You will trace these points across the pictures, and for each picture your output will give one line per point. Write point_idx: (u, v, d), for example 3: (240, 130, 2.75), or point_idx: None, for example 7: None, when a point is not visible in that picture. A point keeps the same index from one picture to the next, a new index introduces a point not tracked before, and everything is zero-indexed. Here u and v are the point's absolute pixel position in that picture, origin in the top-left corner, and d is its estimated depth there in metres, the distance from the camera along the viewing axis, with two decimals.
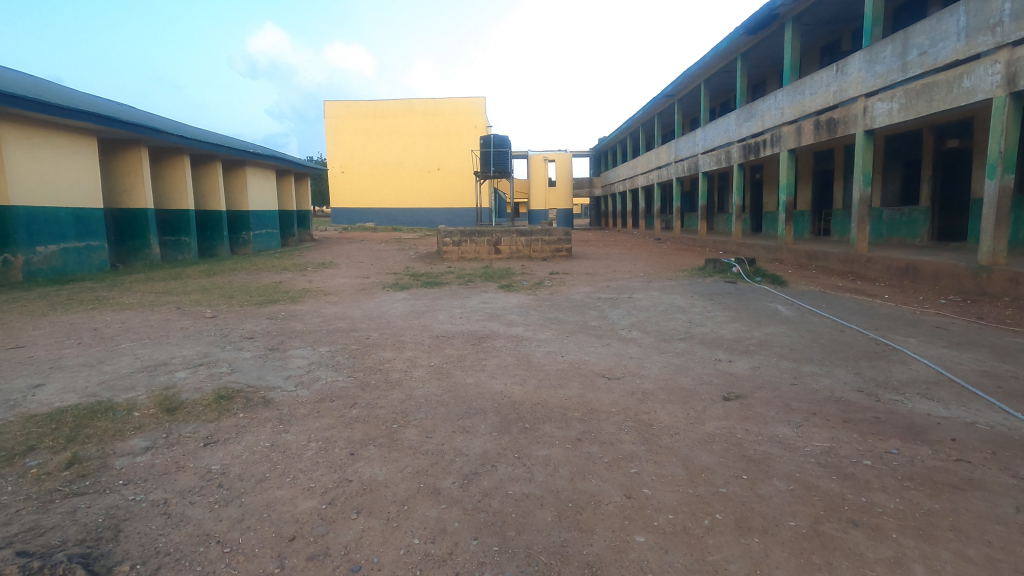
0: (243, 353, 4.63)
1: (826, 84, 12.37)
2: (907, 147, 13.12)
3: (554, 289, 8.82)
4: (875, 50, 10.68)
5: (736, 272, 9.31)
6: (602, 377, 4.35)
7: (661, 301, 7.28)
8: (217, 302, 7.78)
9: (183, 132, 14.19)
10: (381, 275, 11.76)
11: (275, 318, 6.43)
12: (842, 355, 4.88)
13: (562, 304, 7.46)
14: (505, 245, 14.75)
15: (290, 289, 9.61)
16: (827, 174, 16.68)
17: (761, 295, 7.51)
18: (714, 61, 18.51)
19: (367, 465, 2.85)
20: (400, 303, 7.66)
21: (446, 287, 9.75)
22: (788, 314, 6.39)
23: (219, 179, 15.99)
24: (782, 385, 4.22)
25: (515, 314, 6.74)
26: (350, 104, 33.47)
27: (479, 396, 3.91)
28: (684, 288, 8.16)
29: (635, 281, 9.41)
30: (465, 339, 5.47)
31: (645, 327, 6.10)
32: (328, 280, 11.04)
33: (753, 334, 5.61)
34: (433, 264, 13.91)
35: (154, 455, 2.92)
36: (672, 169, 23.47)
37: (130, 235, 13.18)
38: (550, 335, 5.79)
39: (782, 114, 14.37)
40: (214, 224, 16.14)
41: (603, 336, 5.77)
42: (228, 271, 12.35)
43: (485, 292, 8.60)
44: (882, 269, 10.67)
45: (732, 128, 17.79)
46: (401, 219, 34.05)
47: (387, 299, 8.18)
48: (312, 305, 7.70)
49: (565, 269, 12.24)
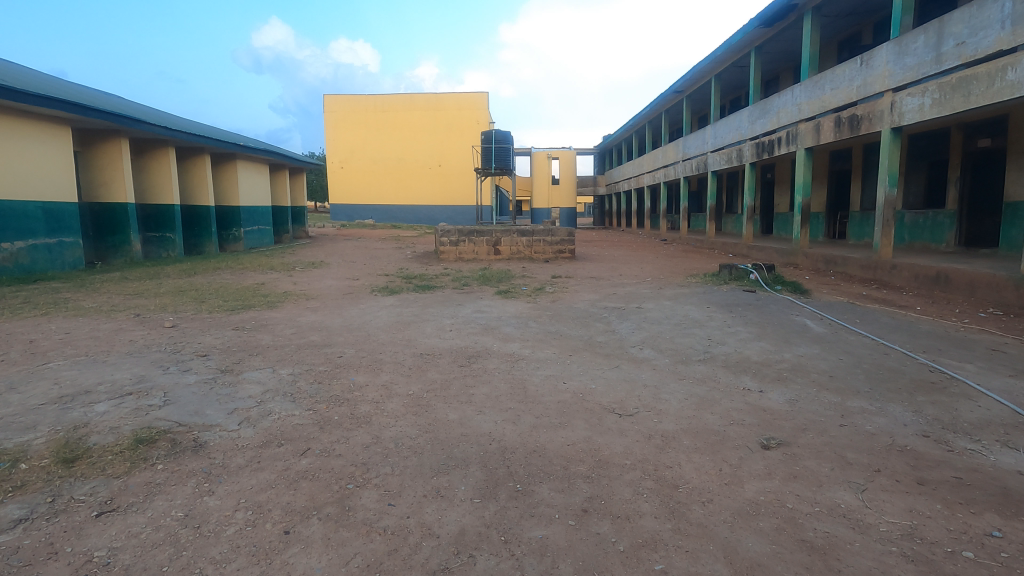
0: (186, 377, 3.91)
1: (849, 77, 11.60)
2: (933, 147, 12.36)
3: (556, 296, 8.08)
4: (905, 41, 9.93)
5: (754, 280, 8.59)
6: (612, 413, 3.63)
7: (675, 314, 6.55)
8: (184, 308, 7.07)
9: (168, 123, 13.47)
10: (372, 277, 11.05)
11: (241, 329, 5.71)
12: (893, 387, 4.15)
13: (565, 315, 6.73)
14: (505, 245, 14.03)
15: (271, 291, 8.90)
16: (844, 175, 15.91)
17: (785, 308, 6.76)
18: (727, 55, 17.72)
19: (303, 553, 2.14)
20: (384, 311, 6.93)
21: (439, 291, 9.04)
22: (819, 331, 5.66)
23: (208, 174, 15.30)
24: (830, 427, 3.49)
25: (513, 327, 6.03)
26: (350, 98, 32.76)
27: (462, 440, 3.19)
28: (699, 297, 7.45)
29: (644, 288, 8.68)
30: (452, 359, 4.74)
31: (659, 346, 5.36)
32: (314, 282, 10.32)
33: (784, 357, 4.89)
34: (428, 265, 13.20)
35: (25, 534, 2.20)
36: (679, 168, 22.68)
37: (109, 231, 12.50)
38: (551, 354, 5.06)
39: (800, 111, 13.59)
40: (202, 220, 15.46)
41: (611, 357, 5.05)
42: (210, 270, 11.65)
43: (481, 299, 7.88)
44: (909, 277, 9.91)
45: (744, 125, 17.01)
46: (401, 216, 33.33)
47: (372, 306, 7.44)
48: (289, 312, 6.98)
49: (568, 273, 11.52)
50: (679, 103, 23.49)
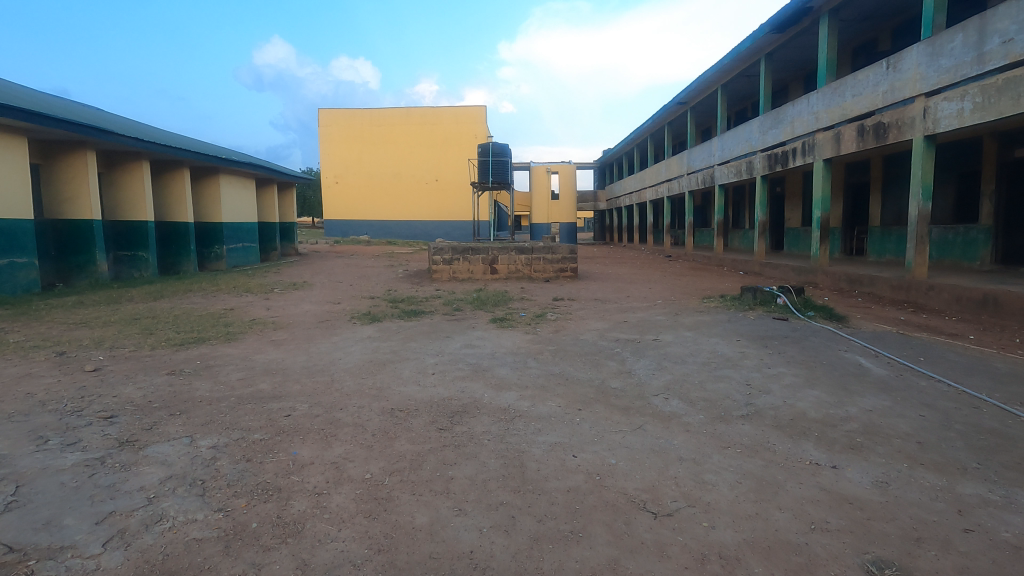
0: (63, 458, 2.89)
1: (873, 82, 10.74)
2: (963, 158, 11.46)
3: (559, 325, 7.07)
4: (939, 41, 9.07)
5: (782, 305, 7.59)
6: (644, 512, 2.61)
7: (700, 350, 5.54)
8: (124, 343, 6.04)
9: (143, 135, 12.63)
10: (355, 300, 10.06)
11: (178, 373, 4.70)
12: (1009, 462, 3.14)
13: (571, 350, 5.72)
14: (502, 263, 13.07)
15: (238, 319, 7.90)
16: (862, 187, 15.03)
17: (828, 341, 5.75)
18: (734, 63, 16.96)
19: None
20: (358, 346, 5.92)
21: (427, 318, 8.04)
22: (882, 374, 4.66)
23: (187, 188, 14.39)
24: (951, 536, 2.48)
25: (508, 368, 5.02)
26: (345, 112, 32.12)
27: (429, 570, 2.17)
28: (725, 327, 6.46)
29: (658, 314, 7.70)
30: (431, 418, 3.73)
31: (688, 395, 4.34)
32: (290, 307, 9.32)
33: (850, 412, 3.88)
34: (419, 285, 12.23)
35: None
36: (684, 182, 21.82)
37: (72, 250, 11.54)
38: (556, 409, 4.03)
39: (817, 119, 12.73)
40: (180, 237, 14.52)
41: (631, 412, 4.02)
42: (179, 293, 10.65)
43: (472, 328, 6.87)
44: (951, 299, 8.94)
45: (754, 136, 16.16)
46: (397, 232, 32.43)
47: (346, 339, 6.43)
48: (247, 347, 5.97)
49: (571, 295, 10.54)
50: (683, 115, 22.73)
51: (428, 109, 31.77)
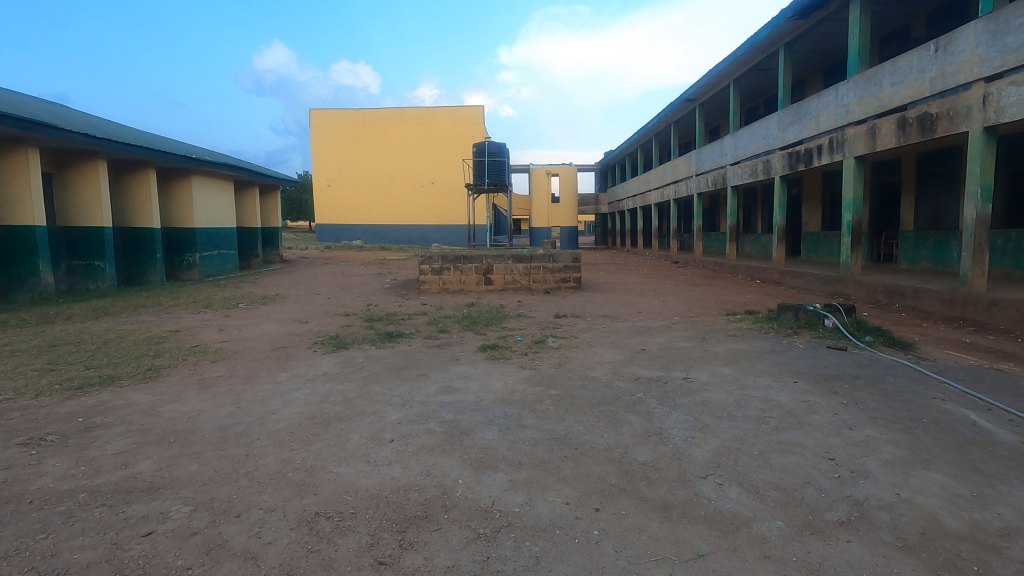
0: None
1: (918, 68, 9.46)
2: (1016, 154, 10.18)
3: (563, 355, 5.75)
4: (1004, 17, 7.80)
5: (831, 328, 6.32)
6: None
7: (749, 399, 4.21)
8: (5, 386, 4.71)
9: (100, 131, 11.38)
10: (327, 318, 8.74)
11: (33, 443, 3.37)
12: None
13: (578, 396, 4.40)
14: (497, 273, 11.78)
15: (177, 346, 6.59)
16: (892, 188, 13.78)
17: (913, 383, 4.43)
18: (750, 55, 15.72)
19: None
20: (305, 391, 4.59)
21: (403, 344, 6.71)
22: (1015, 443, 3.34)
23: (153, 191, 13.10)
24: None
25: (495, 429, 3.71)
26: (337, 113, 30.90)
27: None
28: (770, 361, 5.15)
29: (681, 340, 6.39)
30: (370, 539, 2.43)
31: (750, 481, 3.03)
32: (248, 327, 8.01)
33: (1009, 523, 2.54)
34: (405, 298, 10.96)
35: None
36: (693, 184, 20.54)
37: (13, 260, 10.25)
38: (561, 511, 2.71)
39: (847, 112, 11.44)
40: (145, 244, 13.24)
41: (673, 514, 2.70)
42: (127, 310, 9.36)
43: (454, 361, 5.54)
44: (1021, 317, 7.63)
45: (772, 133, 14.86)
46: (391, 237, 31.16)
47: (295, 378, 5.11)
48: (163, 391, 4.66)
49: (575, 311, 9.23)
50: (691, 113, 21.50)
51: (423, 110, 30.57)
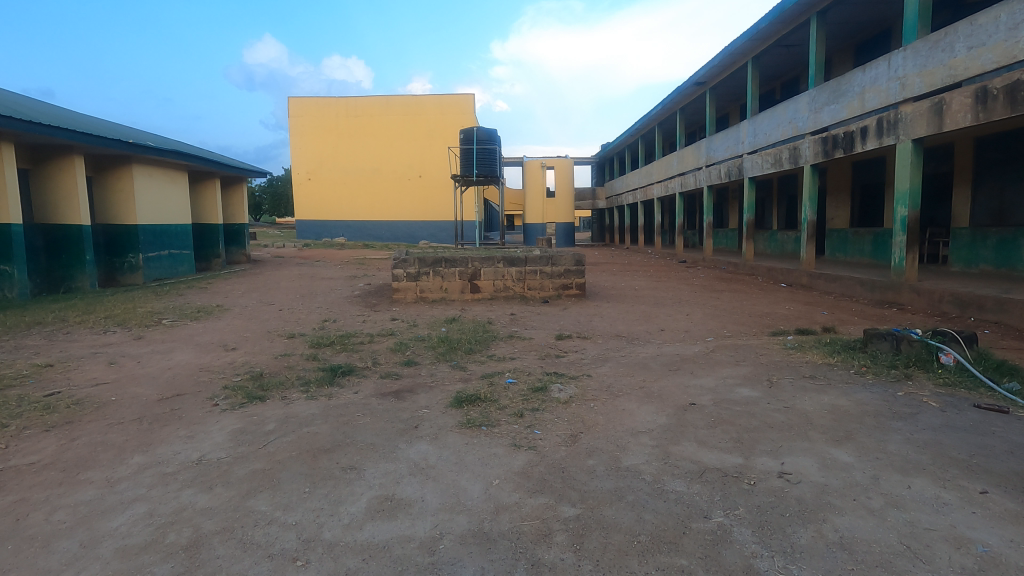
0: None
1: (1008, 26, 7.59)
2: None
3: (576, 419, 3.81)
4: None
5: (953, 366, 4.47)
6: None
7: (930, 541, 2.30)
8: None
9: (5, 107, 9.31)
10: (264, 342, 6.79)
11: None
12: None
13: (615, 528, 2.47)
14: (484, 279, 9.85)
15: (20, 395, 4.61)
16: (942, 177, 11.96)
17: None
18: (773, 29, 13.82)
19: None
20: (136, 511, 2.64)
21: (347, 389, 4.76)
22: None
23: (80, 182, 11.08)
24: None
25: None
26: (317, 101, 28.74)
27: None
28: (906, 438, 3.26)
29: (742, 386, 4.48)
30: None
31: None
32: (151, 357, 6.04)
33: None
34: (374, 311, 9.04)
35: None
36: (702, 176, 18.65)
37: None
38: None
39: (904, 86, 9.56)
40: (72, 244, 11.22)
41: None
42: (12, 329, 7.34)
43: (412, 433, 3.60)
44: None
45: (801, 116, 12.97)
46: (376, 233, 29.10)
47: (147, 470, 3.14)
48: None
49: (582, 330, 7.31)
50: (700, 98, 19.59)
51: (410, 98, 28.51)
